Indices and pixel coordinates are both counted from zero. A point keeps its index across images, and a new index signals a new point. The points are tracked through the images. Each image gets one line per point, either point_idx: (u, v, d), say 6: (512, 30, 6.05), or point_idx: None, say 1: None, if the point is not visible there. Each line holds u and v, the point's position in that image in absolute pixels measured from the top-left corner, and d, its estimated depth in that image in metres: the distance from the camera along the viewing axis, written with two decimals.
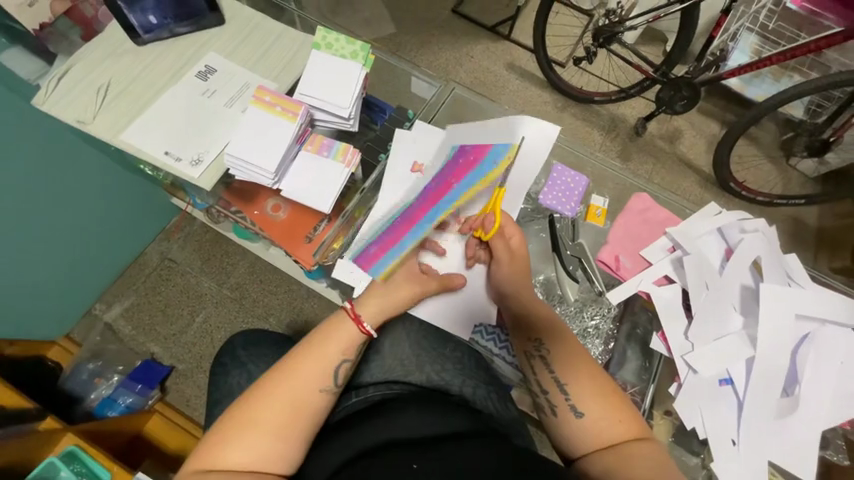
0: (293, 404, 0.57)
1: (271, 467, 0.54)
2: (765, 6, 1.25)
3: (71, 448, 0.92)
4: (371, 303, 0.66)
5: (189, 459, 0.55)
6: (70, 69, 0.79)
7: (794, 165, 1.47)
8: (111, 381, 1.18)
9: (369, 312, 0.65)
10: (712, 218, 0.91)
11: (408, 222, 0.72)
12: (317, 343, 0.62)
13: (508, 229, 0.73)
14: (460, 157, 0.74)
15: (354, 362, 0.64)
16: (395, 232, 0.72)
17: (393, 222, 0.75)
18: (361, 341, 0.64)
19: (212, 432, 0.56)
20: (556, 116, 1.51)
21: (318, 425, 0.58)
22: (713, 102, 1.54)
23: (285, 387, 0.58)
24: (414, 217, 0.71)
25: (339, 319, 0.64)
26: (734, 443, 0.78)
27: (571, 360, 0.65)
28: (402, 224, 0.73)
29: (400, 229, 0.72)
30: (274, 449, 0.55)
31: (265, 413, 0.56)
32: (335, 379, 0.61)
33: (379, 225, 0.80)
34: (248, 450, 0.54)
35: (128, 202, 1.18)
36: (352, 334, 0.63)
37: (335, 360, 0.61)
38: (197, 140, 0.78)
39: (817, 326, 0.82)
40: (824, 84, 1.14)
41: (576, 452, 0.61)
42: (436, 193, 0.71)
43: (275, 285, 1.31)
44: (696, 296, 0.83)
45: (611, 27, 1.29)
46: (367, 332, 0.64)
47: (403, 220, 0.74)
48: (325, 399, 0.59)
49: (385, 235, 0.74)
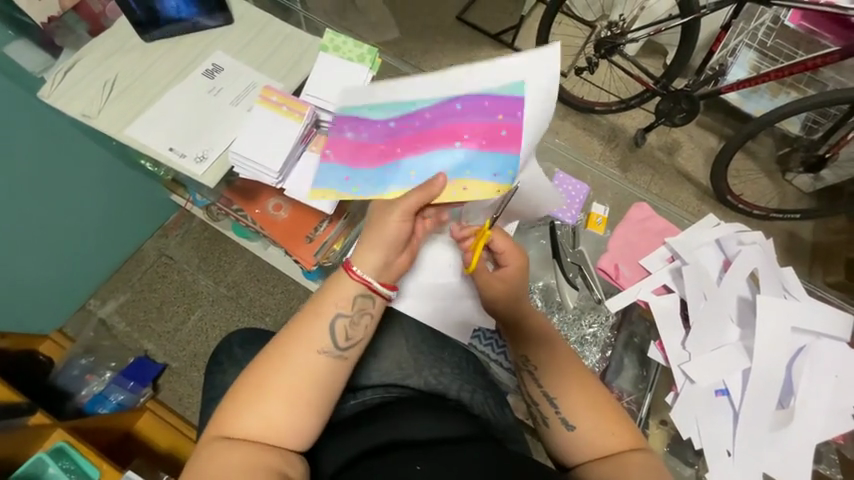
0: (293, 374, 0.54)
1: (283, 439, 0.53)
2: (765, 22, 1.27)
3: (59, 445, 0.91)
4: (367, 250, 0.58)
5: (205, 436, 0.54)
6: (78, 62, 0.80)
7: (790, 180, 1.48)
8: (103, 377, 1.17)
9: (367, 263, 0.58)
10: (709, 229, 0.92)
11: (381, 146, 0.64)
12: (306, 311, 0.57)
13: (505, 256, 0.64)
14: (488, 112, 0.60)
15: (354, 317, 0.58)
16: (367, 141, 0.65)
17: (368, 120, 0.66)
18: (360, 294, 0.58)
19: (225, 409, 0.53)
20: (557, 125, 1.52)
21: (332, 390, 0.56)
22: (712, 116, 1.55)
23: (286, 356, 0.54)
24: (386, 150, 0.64)
25: (334, 277, 0.59)
26: (729, 454, 0.80)
27: (562, 371, 0.63)
28: (378, 142, 0.64)
29: (374, 144, 0.65)
30: (294, 423, 0.53)
31: (279, 392, 0.53)
32: (333, 338, 0.56)
33: (360, 109, 0.67)
34: (262, 427, 0.52)
35: (126, 197, 1.17)
36: (350, 289, 0.58)
37: (330, 321, 0.56)
38: (201, 137, 0.78)
39: (812, 339, 0.84)
40: (820, 101, 1.16)
41: (571, 462, 0.61)
42: (428, 136, 0.62)
43: (271, 285, 1.31)
44: (695, 305, 0.86)
45: (613, 39, 1.30)
46: (363, 279, 0.58)
47: (384, 132, 0.64)
48: (326, 364, 0.55)
49: (357, 138, 0.66)
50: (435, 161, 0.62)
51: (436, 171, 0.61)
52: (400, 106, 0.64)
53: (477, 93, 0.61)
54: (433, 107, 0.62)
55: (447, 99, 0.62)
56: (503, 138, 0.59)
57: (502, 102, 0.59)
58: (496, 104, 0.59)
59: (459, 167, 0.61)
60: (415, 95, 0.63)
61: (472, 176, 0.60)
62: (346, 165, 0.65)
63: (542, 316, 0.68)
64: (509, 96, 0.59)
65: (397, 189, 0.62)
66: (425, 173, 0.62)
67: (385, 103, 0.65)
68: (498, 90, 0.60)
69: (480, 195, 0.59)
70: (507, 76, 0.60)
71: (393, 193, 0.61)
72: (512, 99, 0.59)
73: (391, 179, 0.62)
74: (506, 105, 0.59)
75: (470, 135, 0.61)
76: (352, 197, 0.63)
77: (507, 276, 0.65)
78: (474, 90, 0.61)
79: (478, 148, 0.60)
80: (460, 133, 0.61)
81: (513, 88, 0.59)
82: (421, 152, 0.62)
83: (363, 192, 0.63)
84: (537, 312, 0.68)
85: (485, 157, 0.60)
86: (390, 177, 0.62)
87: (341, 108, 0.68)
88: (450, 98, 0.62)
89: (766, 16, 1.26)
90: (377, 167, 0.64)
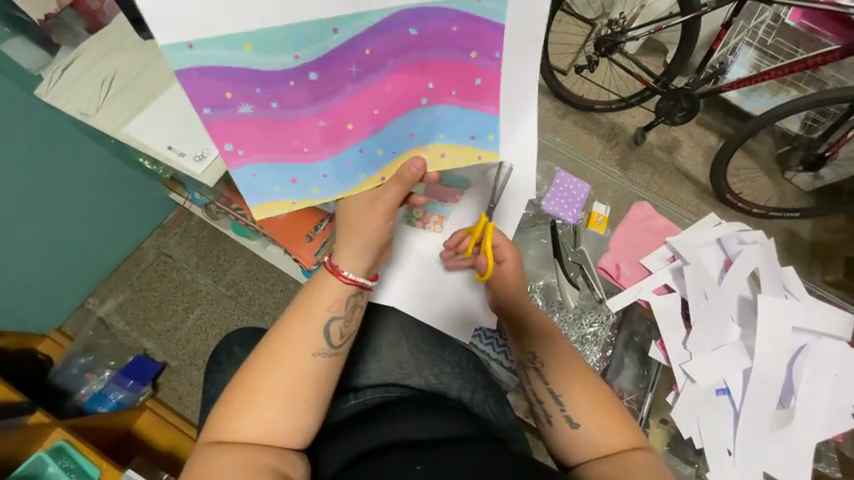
0: (290, 375, 0.53)
1: (280, 438, 0.53)
2: (765, 21, 1.26)
3: (59, 443, 0.91)
4: (351, 251, 0.59)
5: (202, 436, 0.53)
6: (77, 60, 0.81)
7: (789, 179, 1.48)
8: (102, 376, 1.17)
9: (347, 260, 0.59)
10: (710, 229, 0.93)
11: (318, 122, 0.53)
12: (299, 309, 0.57)
13: (501, 251, 0.68)
14: (458, 48, 0.53)
15: (347, 317, 0.59)
16: (291, 117, 0.52)
17: (265, 76, 0.49)
18: (352, 293, 0.59)
19: (221, 409, 0.53)
20: (557, 123, 1.52)
21: (327, 390, 0.56)
22: (712, 114, 1.55)
23: (279, 356, 0.54)
24: (330, 126, 0.54)
25: (321, 278, 0.59)
26: (730, 453, 0.81)
27: (565, 369, 0.63)
28: (306, 115, 0.52)
29: (305, 121, 0.53)
30: (289, 423, 0.53)
31: (273, 391, 0.53)
32: (327, 339, 0.56)
33: (234, 57, 0.46)
34: (259, 427, 0.52)
35: (124, 195, 1.16)
36: (341, 289, 0.58)
37: (322, 322, 0.56)
38: (200, 135, 0.77)
39: (813, 339, 0.84)
40: (820, 100, 1.16)
41: (574, 461, 0.60)
42: (380, 96, 0.54)
43: (271, 284, 1.30)
44: (696, 304, 0.86)
45: (613, 37, 1.30)
46: (354, 281, 0.59)
47: (309, 97, 0.51)
48: (322, 363, 0.55)
49: (268, 112, 0.51)
50: (400, 128, 0.57)
51: (406, 139, 0.58)
52: (312, 40, 0.47)
53: (434, 18, 0.50)
54: (366, 42, 0.49)
55: (385, 27, 0.49)
56: (480, 88, 0.56)
57: (474, 35, 0.52)
58: (467, 33, 0.52)
59: (428, 125, 0.58)
60: (326, 19, 0.47)
61: (445, 140, 0.59)
62: (280, 162, 0.55)
63: (542, 314, 0.68)
64: (488, 22, 0.51)
65: (367, 178, 0.58)
66: (388, 145, 0.57)
67: (279, 44, 0.47)
68: (469, 9, 0.50)
69: (462, 161, 0.60)
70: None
71: (368, 183, 0.58)
72: (488, 27, 0.51)
73: (356, 168, 0.57)
74: (482, 40, 0.52)
75: (434, 85, 0.55)
76: (319, 200, 0.58)
77: (509, 269, 0.69)
78: (421, 12, 0.49)
79: (448, 99, 0.56)
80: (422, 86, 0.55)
81: (492, 6, 0.50)
82: (379, 123, 0.56)
83: (330, 191, 0.57)
84: (537, 310, 0.68)
85: (462, 116, 0.58)
86: (354, 166, 0.57)
87: (176, 45, 0.44)
88: (389, 25, 0.49)
89: (766, 15, 1.25)
90: (327, 156, 0.56)
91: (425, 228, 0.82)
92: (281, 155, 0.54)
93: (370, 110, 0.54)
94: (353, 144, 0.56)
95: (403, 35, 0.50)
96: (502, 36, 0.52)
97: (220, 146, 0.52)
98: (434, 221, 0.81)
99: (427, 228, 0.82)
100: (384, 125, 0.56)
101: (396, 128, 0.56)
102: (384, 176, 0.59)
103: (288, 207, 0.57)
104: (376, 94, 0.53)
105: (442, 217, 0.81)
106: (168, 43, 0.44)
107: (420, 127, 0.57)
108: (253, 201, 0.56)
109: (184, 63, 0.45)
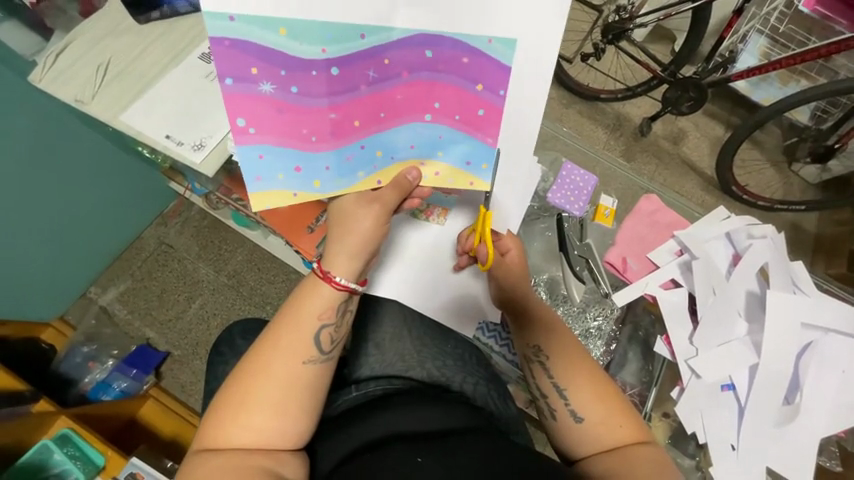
0: (280, 381, 0.53)
1: (272, 442, 0.52)
2: (778, 8, 1.24)
3: (64, 431, 0.91)
4: (339, 256, 0.56)
5: (196, 440, 0.53)
6: (69, 45, 0.79)
7: (797, 171, 1.47)
8: (105, 365, 1.16)
9: (339, 266, 0.56)
10: (719, 223, 0.93)
11: (330, 116, 0.53)
12: (292, 309, 0.56)
13: (505, 242, 0.67)
14: (466, 78, 0.53)
15: (338, 325, 0.57)
16: (305, 105, 0.52)
17: (290, 59, 0.50)
18: (342, 300, 0.57)
19: (212, 413, 0.53)
20: (561, 113, 1.50)
21: (318, 396, 0.55)
22: (719, 104, 1.53)
23: (267, 362, 0.53)
24: (339, 121, 0.54)
25: (312, 283, 0.56)
26: (733, 448, 0.81)
27: (570, 362, 0.62)
28: (319, 105, 0.53)
29: (317, 112, 0.53)
30: (281, 428, 0.52)
31: (264, 396, 0.52)
32: (318, 346, 0.55)
33: (265, 36, 0.48)
34: (252, 431, 0.51)
35: (122, 182, 1.15)
36: (332, 297, 0.56)
37: (312, 328, 0.55)
38: (199, 123, 0.76)
39: (820, 335, 0.84)
40: (829, 91, 1.14)
41: (579, 454, 0.59)
42: (390, 103, 0.54)
43: (272, 273, 1.30)
44: (704, 301, 0.86)
45: (621, 24, 1.28)
46: (346, 287, 0.56)
47: (326, 89, 0.52)
48: (315, 370, 0.55)
49: (284, 95, 0.51)
50: (402, 136, 0.56)
51: (405, 150, 0.57)
52: (337, 42, 0.49)
53: (449, 45, 0.51)
54: (388, 50, 0.51)
55: (407, 41, 0.51)
56: (483, 119, 0.55)
57: (484, 71, 0.53)
58: (475, 67, 0.52)
59: (428, 142, 0.57)
60: (354, 24, 0.49)
61: (444, 160, 0.57)
62: (290, 148, 0.54)
63: (548, 308, 0.68)
64: (496, 61, 0.52)
65: (364, 178, 0.57)
66: (389, 153, 0.57)
67: (309, 34, 0.49)
68: (480, 45, 0.51)
69: (453, 183, 0.58)
70: (484, 29, 0.51)
71: (363, 185, 0.57)
72: (497, 66, 0.52)
73: (356, 165, 0.56)
74: (489, 76, 0.53)
75: (442, 106, 0.55)
76: (318, 194, 0.56)
77: (514, 262, 0.67)
78: (438, 36, 0.51)
79: (450, 122, 0.56)
80: (431, 101, 0.55)
81: (502, 48, 0.51)
82: (384, 128, 0.55)
83: (330, 186, 0.56)
84: (543, 304, 0.68)
85: (462, 141, 0.56)
86: (354, 164, 0.56)
87: (218, 14, 0.47)
88: (410, 41, 0.51)
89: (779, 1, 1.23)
90: (333, 148, 0.55)
91: (429, 221, 0.76)
92: (290, 139, 0.54)
93: (378, 113, 0.54)
94: (358, 144, 0.55)
95: (424, 51, 0.51)
96: (507, 75, 0.53)
97: (232, 119, 0.51)
98: (437, 213, 0.76)
99: (430, 221, 0.76)
100: (389, 131, 0.56)
101: (400, 135, 0.56)
102: (380, 178, 0.57)
103: (287, 198, 0.56)
104: (388, 100, 0.54)
105: (445, 210, 0.75)
106: (211, 8, 0.46)
107: (421, 140, 0.56)
108: (254, 184, 0.55)
109: (221, 31, 0.47)
